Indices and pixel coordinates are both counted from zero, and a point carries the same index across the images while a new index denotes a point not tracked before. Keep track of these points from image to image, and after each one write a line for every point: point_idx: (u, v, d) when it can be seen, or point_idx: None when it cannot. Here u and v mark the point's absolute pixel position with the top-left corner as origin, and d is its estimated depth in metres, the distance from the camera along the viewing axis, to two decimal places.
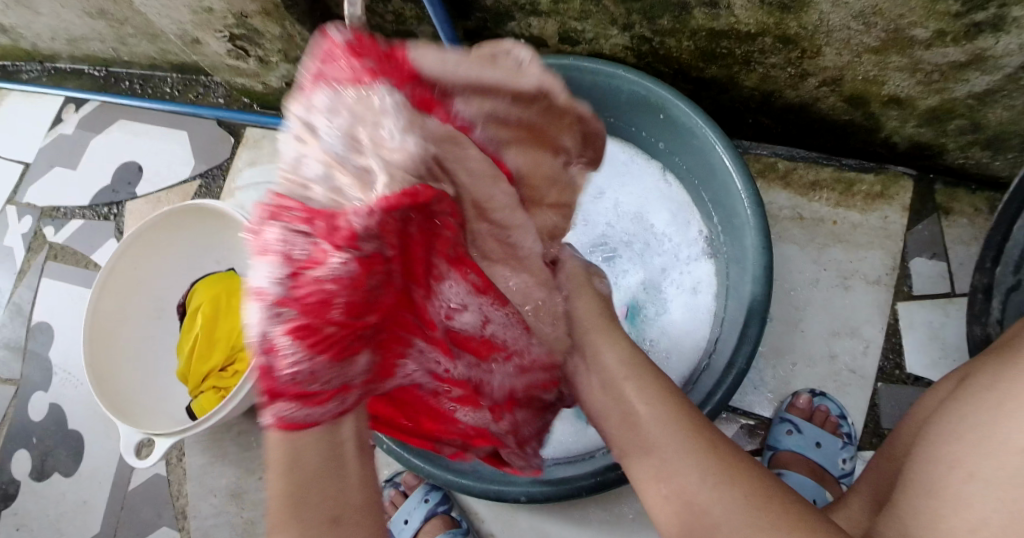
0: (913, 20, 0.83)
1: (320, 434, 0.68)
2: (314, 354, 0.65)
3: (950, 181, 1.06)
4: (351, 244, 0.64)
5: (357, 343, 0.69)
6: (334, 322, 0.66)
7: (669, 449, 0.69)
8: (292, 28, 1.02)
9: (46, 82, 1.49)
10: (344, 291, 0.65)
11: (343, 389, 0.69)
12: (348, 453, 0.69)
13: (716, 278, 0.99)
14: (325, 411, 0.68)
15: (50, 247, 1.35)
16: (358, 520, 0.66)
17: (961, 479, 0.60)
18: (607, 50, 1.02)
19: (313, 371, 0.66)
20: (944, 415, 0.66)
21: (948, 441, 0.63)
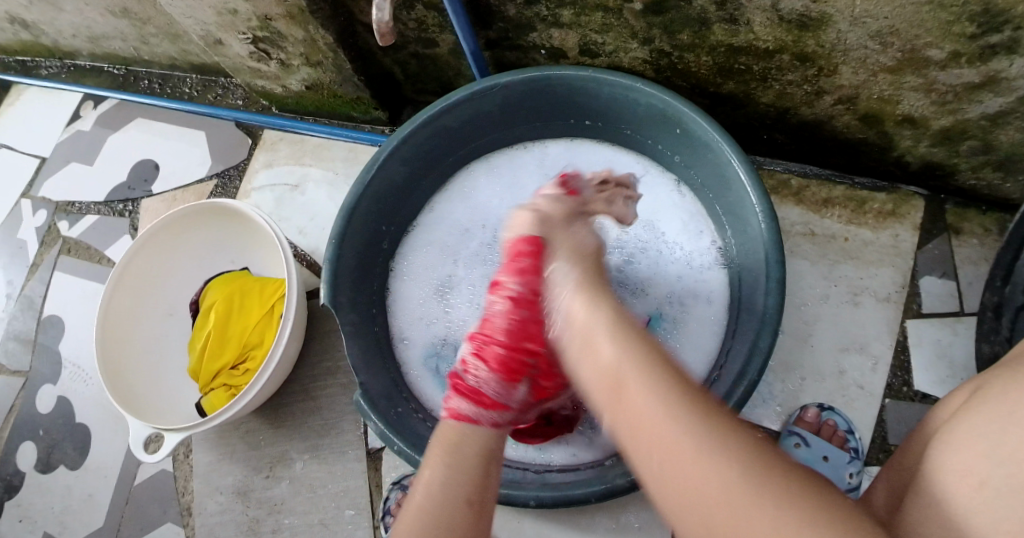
0: (930, 41, 0.84)
1: (479, 433, 0.74)
2: (489, 368, 0.79)
3: (961, 202, 1.07)
4: (513, 280, 0.81)
5: (523, 366, 0.80)
6: (504, 345, 0.80)
7: (700, 465, 0.56)
8: (316, 32, 1.03)
9: (65, 79, 1.51)
10: (513, 320, 0.80)
11: (503, 402, 0.77)
12: (494, 460, 0.73)
13: (729, 290, 1.00)
14: (500, 421, 0.76)
15: (64, 241, 1.36)
16: (482, 518, 0.68)
17: (970, 488, 0.61)
18: (626, 63, 1.03)
19: (485, 381, 0.78)
20: (957, 423, 0.66)
21: (960, 451, 0.63)
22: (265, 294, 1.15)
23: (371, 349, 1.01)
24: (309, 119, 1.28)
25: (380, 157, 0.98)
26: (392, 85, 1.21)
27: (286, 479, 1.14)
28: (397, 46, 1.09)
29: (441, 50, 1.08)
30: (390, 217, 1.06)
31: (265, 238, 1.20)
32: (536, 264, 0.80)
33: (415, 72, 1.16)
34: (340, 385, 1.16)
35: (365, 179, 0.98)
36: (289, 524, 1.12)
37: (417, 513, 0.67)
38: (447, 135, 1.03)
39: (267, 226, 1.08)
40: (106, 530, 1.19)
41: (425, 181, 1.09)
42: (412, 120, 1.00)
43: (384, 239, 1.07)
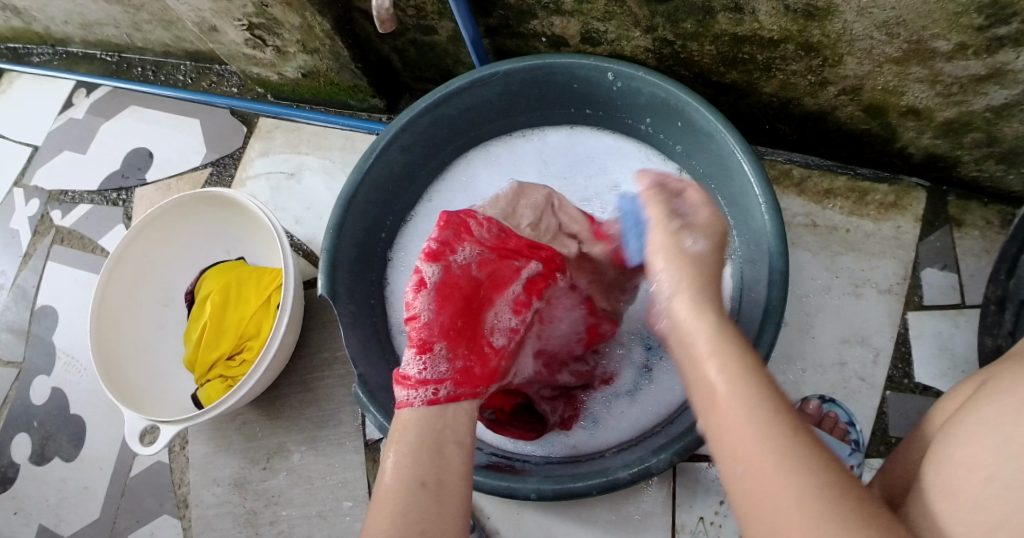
0: (937, 32, 0.83)
1: (419, 414, 0.74)
2: (418, 354, 0.79)
3: (963, 194, 1.06)
4: (424, 261, 0.86)
5: (446, 335, 0.82)
6: (425, 321, 0.82)
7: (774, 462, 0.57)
8: (313, 18, 1.01)
9: (56, 66, 1.48)
10: (426, 293, 0.84)
11: (435, 381, 0.77)
12: (444, 441, 0.72)
13: (732, 282, 1.00)
14: (435, 397, 0.76)
15: (58, 231, 1.34)
16: (442, 498, 0.67)
17: (978, 481, 0.61)
18: (628, 52, 1.02)
19: (421, 367, 0.78)
20: (966, 414, 0.66)
21: (968, 444, 0.63)
22: (262, 283, 1.13)
23: (369, 340, 1.00)
24: (306, 107, 1.27)
25: (379, 146, 0.97)
26: (389, 72, 1.19)
27: (284, 471, 1.13)
28: (395, 32, 1.07)
29: (440, 37, 1.07)
30: (389, 206, 1.05)
31: (263, 227, 1.19)
32: (456, 232, 0.90)
33: (413, 59, 1.14)
34: (338, 376, 1.15)
35: (363, 168, 0.97)
36: (287, 516, 1.11)
37: (384, 501, 0.67)
38: (446, 124, 1.02)
39: (264, 216, 1.06)
40: (102, 522, 1.18)
41: (424, 170, 1.07)
42: (411, 108, 0.98)
43: (382, 228, 1.05)
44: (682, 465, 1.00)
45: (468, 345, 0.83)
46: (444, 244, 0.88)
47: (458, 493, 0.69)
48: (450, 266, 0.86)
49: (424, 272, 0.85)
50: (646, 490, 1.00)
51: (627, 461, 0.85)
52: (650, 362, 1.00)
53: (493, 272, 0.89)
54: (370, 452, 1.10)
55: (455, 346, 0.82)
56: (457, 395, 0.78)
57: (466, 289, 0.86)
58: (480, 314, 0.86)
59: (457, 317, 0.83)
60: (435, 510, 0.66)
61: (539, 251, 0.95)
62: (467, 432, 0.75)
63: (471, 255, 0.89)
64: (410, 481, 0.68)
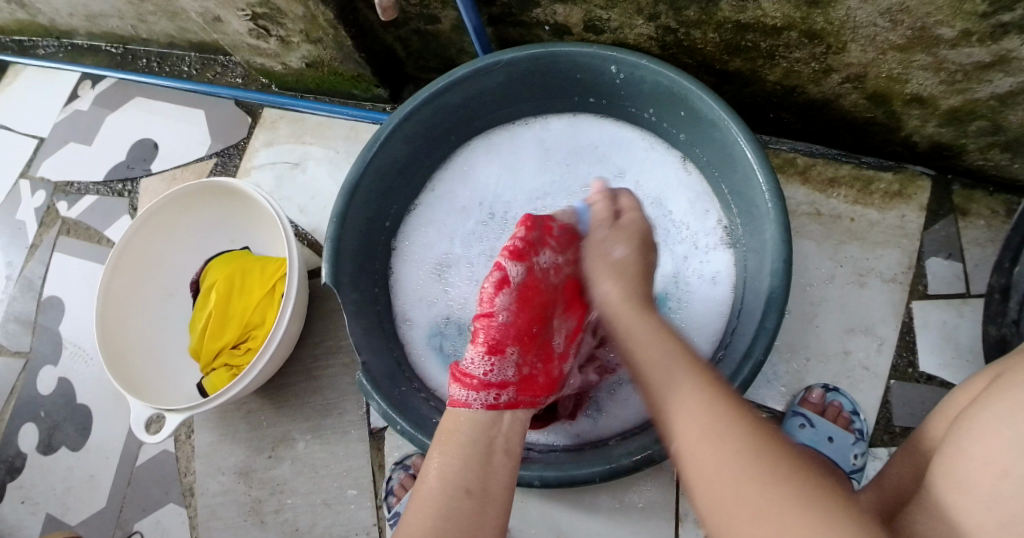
0: (940, 19, 0.83)
1: (476, 418, 0.77)
2: (485, 353, 0.81)
3: (968, 183, 1.06)
4: (508, 259, 0.85)
5: (519, 340, 0.83)
6: (500, 320, 0.83)
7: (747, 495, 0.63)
8: (316, 8, 1.01)
9: (62, 58, 1.49)
10: (509, 295, 0.84)
11: (498, 386, 0.79)
12: (493, 450, 0.75)
13: (735, 270, 1.00)
14: (494, 403, 0.78)
15: (64, 222, 1.35)
16: (486, 507, 0.70)
17: (991, 478, 0.61)
18: (631, 40, 1.02)
19: (486, 368, 0.80)
20: (979, 406, 0.65)
21: (981, 437, 0.63)
22: (266, 272, 1.14)
23: (373, 329, 1.00)
24: (310, 97, 1.27)
25: (382, 135, 0.97)
26: (393, 62, 1.19)
27: (289, 459, 1.14)
28: (399, 22, 1.08)
29: (443, 27, 1.07)
30: (393, 195, 1.05)
31: (267, 217, 1.19)
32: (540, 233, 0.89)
33: (417, 49, 1.14)
34: (342, 365, 1.15)
35: (367, 157, 0.97)
36: (291, 504, 1.12)
37: (427, 502, 0.70)
38: (449, 113, 1.02)
39: (268, 205, 1.07)
40: (108, 510, 1.19)
41: (427, 159, 1.07)
42: (414, 96, 0.98)
43: (386, 217, 1.06)
44: None
45: (536, 352, 0.85)
46: (530, 246, 0.87)
47: (500, 504, 0.71)
48: (536, 274, 0.86)
49: (510, 272, 0.84)
50: (650, 479, 1.00)
51: (631, 448, 0.85)
52: None
53: (570, 281, 0.89)
54: (375, 440, 1.11)
55: (525, 352, 0.83)
56: (516, 403, 0.80)
57: (545, 297, 0.86)
58: (550, 321, 0.86)
59: (536, 324, 0.84)
60: (477, 517, 0.69)
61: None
62: (516, 444, 0.77)
63: (553, 263, 0.88)
64: (457, 488, 0.71)
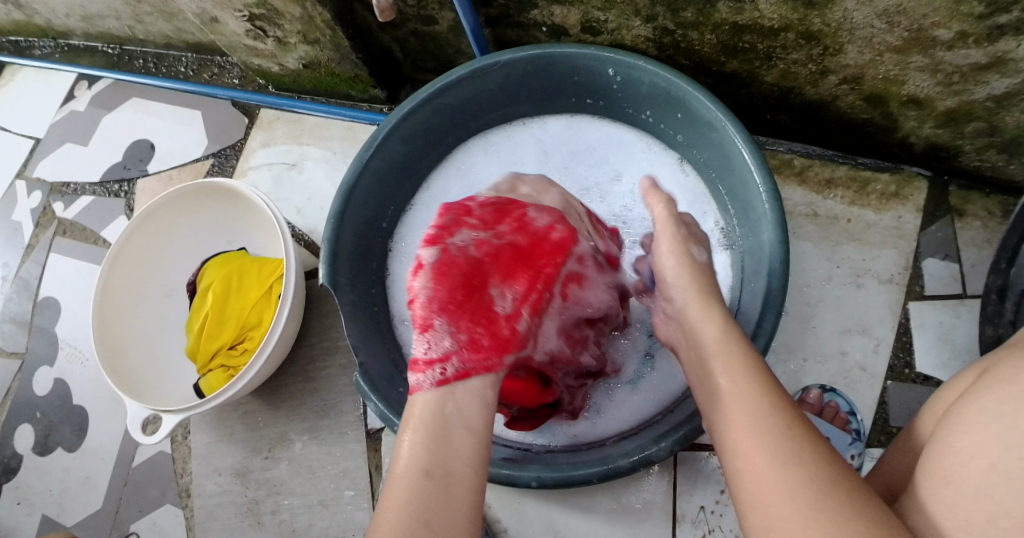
0: (937, 21, 0.83)
1: (430, 397, 0.71)
2: (424, 335, 0.75)
3: (964, 184, 1.06)
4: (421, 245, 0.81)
5: (451, 312, 0.76)
6: (420, 302, 0.77)
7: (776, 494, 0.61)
8: (314, 9, 1.01)
9: (58, 58, 1.49)
10: (426, 275, 0.78)
11: (440, 360, 0.73)
12: (452, 426, 0.70)
13: (732, 271, 1.00)
14: (443, 376, 0.72)
15: (60, 222, 1.35)
16: (450, 488, 0.65)
17: (979, 472, 0.61)
18: (629, 41, 1.02)
19: (426, 348, 0.74)
20: (967, 402, 0.66)
21: (969, 433, 0.63)
22: (263, 273, 1.14)
23: (371, 329, 1.00)
24: (307, 98, 1.27)
25: (380, 136, 0.97)
26: (390, 63, 1.19)
27: (286, 460, 1.13)
28: (396, 22, 1.07)
29: (440, 27, 1.07)
30: (390, 196, 1.05)
31: (263, 217, 1.19)
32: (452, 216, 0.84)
33: (414, 49, 1.14)
34: (339, 366, 1.15)
35: (364, 158, 0.97)
36: (288, 505, 1.12)
37: (393, 492, 0.66)
38: (447, 114, 1.02)
39: (265, 206, 1.07)
40: (104, 512, 1.18)
41: (425, 160, 1.07)
42: (412, 97, 0.98)
43: (384, 218, 1.05)
44: (682, 454, 1.00)
45: (477, 319, 0.77)
46: (440, 228, 0.82)
47: (467, 484, 0.66)
48: (448, 247, 0.80)
49: (421, 255, 0.80)
50: (647, 479, 1.00)
51: (629, 449, 0.85)
52: (652, 350, 1.00)
53: (494, 250, 0.82)
54: (372, 441, 1.11)
55: (458, 319, 0.76)
56: (465, 369, 0.73)
57: (469, 265, 0.80)
58: (487, 287, 0.79)
59: (462, 292, 0.78)
60: (444, 501, 0.65)
61: (549, 227, 0.87)
62: (476, 416, 0.71)
63: (470, 238, 0.83)
64: (418, 472, 0.66)
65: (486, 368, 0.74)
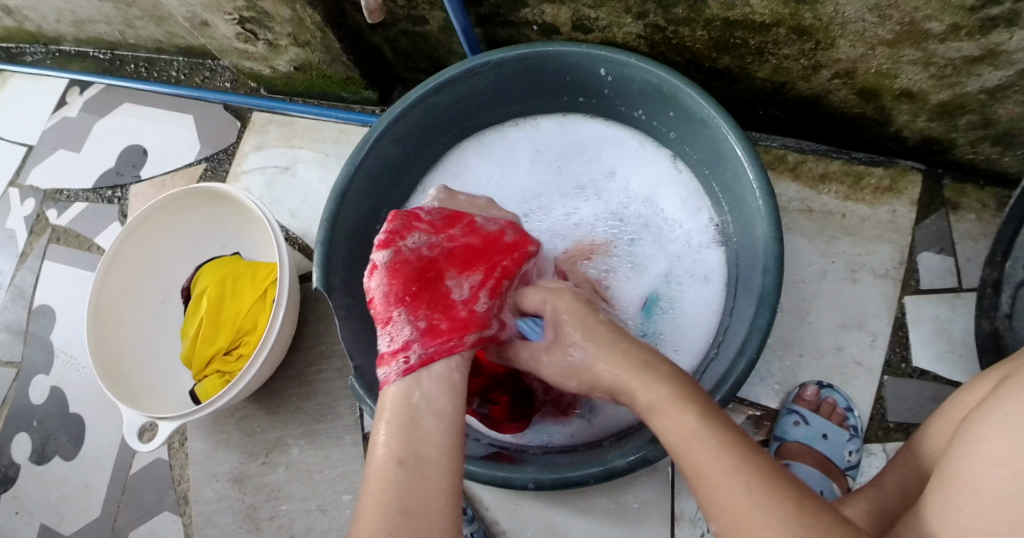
0: (929, 13, 0.83)
1: (398, 388, 0.72)
2: (385, 328, 0.76)
3: (959, 177, 1.06)
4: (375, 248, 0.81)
5: (409, 304, 0.77)
6: (379, 299, 0.78)
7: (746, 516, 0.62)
8: (304, 11, 1.01)
9: (50, 64, 1.48)
10: (381, 273, 0.79)
11: (403, 349, 0.74)
12: (420, 413, 0.70)
13: (727, 268, 0.99)
14: (409, 364, 0.73)
15: (54, 230, 1.34)
16: (422, 472, 0.65)
17: (1002, 480, 0.61)
18: (620, 39, 1.01)
19: (391, 339, 0.75)
20: (988, 407, 0.65)
21: (990, 439, 0.63)
22: (257, 277, 1.13)
23: (366, 332, 1.00)
24: (299, 100, 1.26)
25: (371, 138, 0.97)
26: (382, 63, 1.19)
27: (283, 465, 1.13)
28: (387, 23, 1.07)
29: (431, 28, 1.06)
30: (384, 198, 1.05)
31: (257, 221, 1.18)
32: (404, 219, 0.83)
33: (405, 50, 1.14)
34: (335, 369, 1.15)
35: (356, 159, 0.97)
36: (286, 510, 1.11)
37: (369, 483, 0.66)
38: (438, 114, 1.02)
39: (259, 210, 1.06)
40: (103, 520, 1.18)
41: (418, 161, 1.07)
42: (403, 98, 0.98)
43: (378, 221, 1.05)
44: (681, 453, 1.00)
45: (437, 308, 0.78)
46: (392, 232, 0.82)
47: (441, 466, 0.66)
48: (402, 248, 0.80)
49: (374, 257, 0.80)
50: (644, 478, 1.00)
51: (627, 449, 0.85)
52: None
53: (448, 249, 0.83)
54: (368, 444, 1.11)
55: (416, 309, 0.77)
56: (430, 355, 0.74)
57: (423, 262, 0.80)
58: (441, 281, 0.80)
59: (419, 283, 0.78)
60: (421, 485, 0.64)
61: (500, 232, 0.87)
62: (443, 400, 0.71)
63: (422, 240, 0.82)
64: (391, 461, 0.66)
65: (450, 350, 0.75)
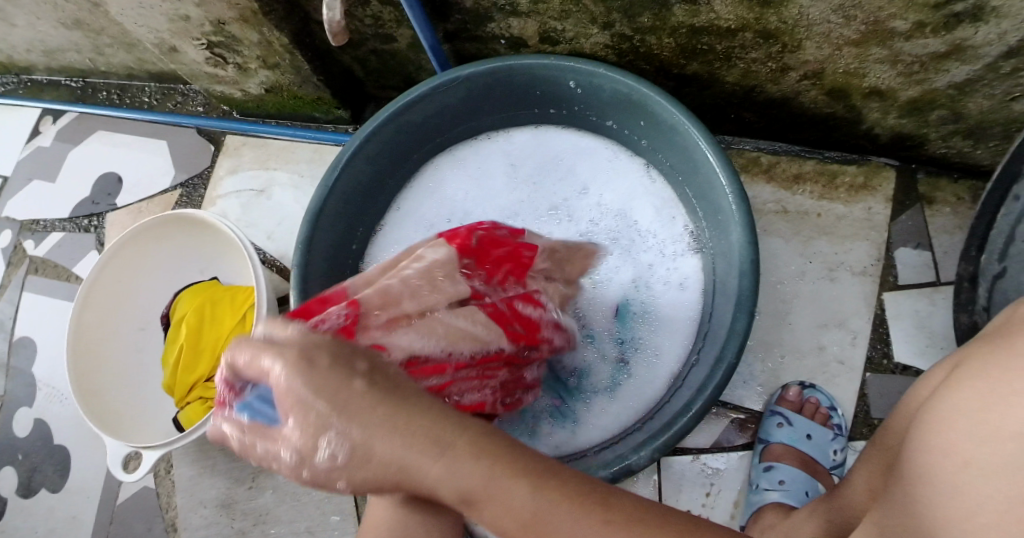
0: (893, 12, 0.83)
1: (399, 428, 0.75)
2: None
3: (933, 171, 1.07)
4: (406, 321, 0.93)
5: None
6: None
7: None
8: (271, 33, 1.01)
9: (22, 94, 1.47)
10: None
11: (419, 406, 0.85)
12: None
13: (703, 274, 0.99)
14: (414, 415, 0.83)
15: (32, 260, 1.33)
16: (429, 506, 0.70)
17: (953, 467, 0.61)
18: (589, 49, 1.02)
19: None
20: (940, 396, 0.66)
21: (940, 428, 0.63)
22: (236, 301, 1.12)
23: None
24: (272, 122, 1.26)
25: (343, 159, 0.96)
26: (353, 82, 1.18)
27: (271, 489, 1.12)
28: (355, 42, 1.07)
29: (399, 45, 1.06)
30: (358, 217, 1.04)
31: (234, 246, 1.18)
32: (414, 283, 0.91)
33: (376, 68, 1.14)
34: None
35: (329, 181, 0.96)
36: (275, 534, 1.10)
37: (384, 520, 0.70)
38: (408, 133, 1.02)
39: (233, 233, 1.06)
40: None
41: (390, 180, 1.07)
42: (373, 118, 0.97)
43: (353, 241, 1.05)
44: (666, 460, 1.01)
45: None
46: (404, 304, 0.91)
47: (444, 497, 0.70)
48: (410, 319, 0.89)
49: None
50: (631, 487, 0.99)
51: (609, 459, 0.85)
52: (625, 358, 0.99)
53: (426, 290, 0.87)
54: None
55: None
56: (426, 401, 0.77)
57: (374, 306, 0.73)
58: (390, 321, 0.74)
59: None
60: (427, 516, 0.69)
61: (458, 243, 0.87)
62: None
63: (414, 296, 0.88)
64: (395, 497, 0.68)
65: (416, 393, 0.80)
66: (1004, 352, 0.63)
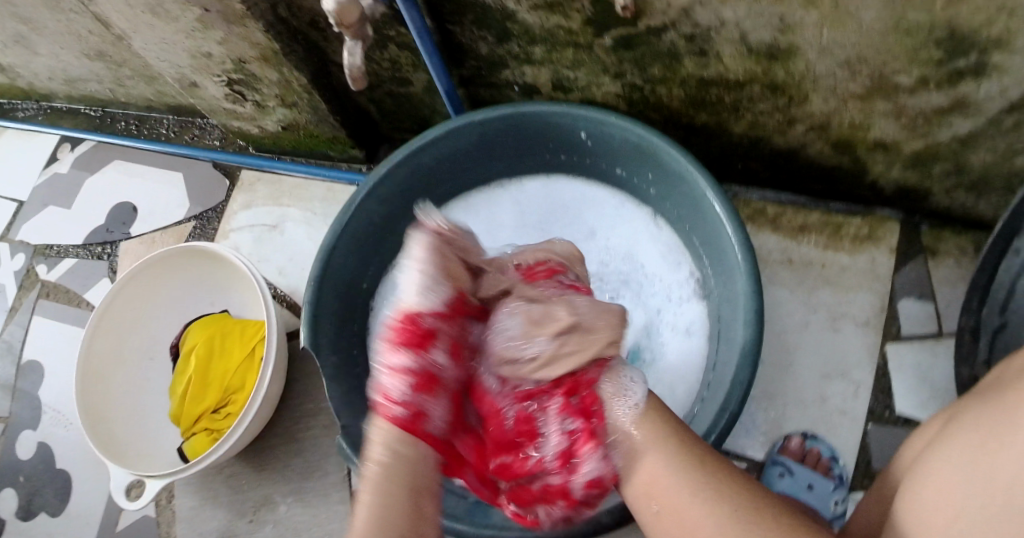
0: (897, 68, 0.85)
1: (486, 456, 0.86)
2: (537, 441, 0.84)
3: (936, 223, 1.08)
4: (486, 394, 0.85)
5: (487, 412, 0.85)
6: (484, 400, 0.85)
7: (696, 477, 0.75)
8: (290, 73, 1.03)
9: (41, 120, 1.50)
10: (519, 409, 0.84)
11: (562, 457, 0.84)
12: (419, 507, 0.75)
13: (709, 321, 1.00)
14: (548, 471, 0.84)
15: (43, 285, 1.35)
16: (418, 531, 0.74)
17: (949, 518, 0.62)
18: (600, 98, 1.04)
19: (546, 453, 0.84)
20: (934, 451, 0.67)
21: (935, 481, 0.64)
22: (245, 336, 1.14)
23: (354, 389, 1.00)
24: (287, 159, 1.28)
25: (357, 198, 0.99)
26: (367, 122, 1.21)
27: (271, 523, 1.12)
28: (372, 85, 1.09)
29: (416, 89, 1.09)
30: (368, 257, 1.06)
31: (244, 279, 1.19)
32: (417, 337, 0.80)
33: (391, 110, 1.16)
34: (322, 427, 1.15)
35: (343, 220, 0.99)
36: None
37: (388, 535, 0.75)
38: (421, 174, 1.04)
39: (246, 268, 1.08)
40: None
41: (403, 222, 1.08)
42: (389, 158, 1.00)
43: (364, 279, 1.06)
44: None
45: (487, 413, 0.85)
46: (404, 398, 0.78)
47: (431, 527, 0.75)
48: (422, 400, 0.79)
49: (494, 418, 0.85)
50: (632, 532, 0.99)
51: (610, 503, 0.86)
52: None
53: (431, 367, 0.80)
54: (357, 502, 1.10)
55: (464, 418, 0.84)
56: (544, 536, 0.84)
57: (419, 362, 0.79)
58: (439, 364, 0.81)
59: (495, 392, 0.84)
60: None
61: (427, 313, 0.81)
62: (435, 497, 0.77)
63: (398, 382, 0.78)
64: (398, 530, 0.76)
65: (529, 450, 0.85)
66: (998, 407, 0.64)
